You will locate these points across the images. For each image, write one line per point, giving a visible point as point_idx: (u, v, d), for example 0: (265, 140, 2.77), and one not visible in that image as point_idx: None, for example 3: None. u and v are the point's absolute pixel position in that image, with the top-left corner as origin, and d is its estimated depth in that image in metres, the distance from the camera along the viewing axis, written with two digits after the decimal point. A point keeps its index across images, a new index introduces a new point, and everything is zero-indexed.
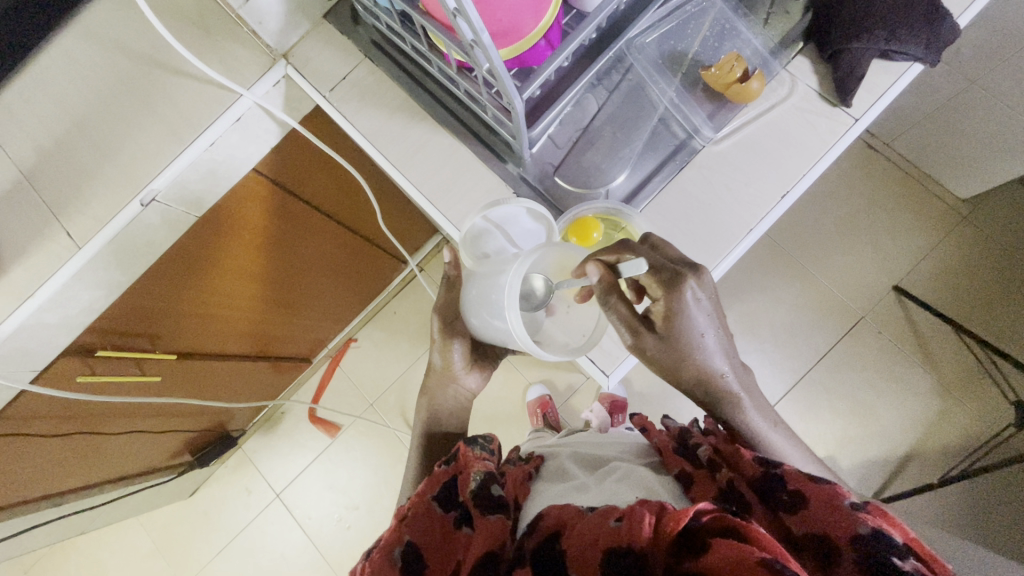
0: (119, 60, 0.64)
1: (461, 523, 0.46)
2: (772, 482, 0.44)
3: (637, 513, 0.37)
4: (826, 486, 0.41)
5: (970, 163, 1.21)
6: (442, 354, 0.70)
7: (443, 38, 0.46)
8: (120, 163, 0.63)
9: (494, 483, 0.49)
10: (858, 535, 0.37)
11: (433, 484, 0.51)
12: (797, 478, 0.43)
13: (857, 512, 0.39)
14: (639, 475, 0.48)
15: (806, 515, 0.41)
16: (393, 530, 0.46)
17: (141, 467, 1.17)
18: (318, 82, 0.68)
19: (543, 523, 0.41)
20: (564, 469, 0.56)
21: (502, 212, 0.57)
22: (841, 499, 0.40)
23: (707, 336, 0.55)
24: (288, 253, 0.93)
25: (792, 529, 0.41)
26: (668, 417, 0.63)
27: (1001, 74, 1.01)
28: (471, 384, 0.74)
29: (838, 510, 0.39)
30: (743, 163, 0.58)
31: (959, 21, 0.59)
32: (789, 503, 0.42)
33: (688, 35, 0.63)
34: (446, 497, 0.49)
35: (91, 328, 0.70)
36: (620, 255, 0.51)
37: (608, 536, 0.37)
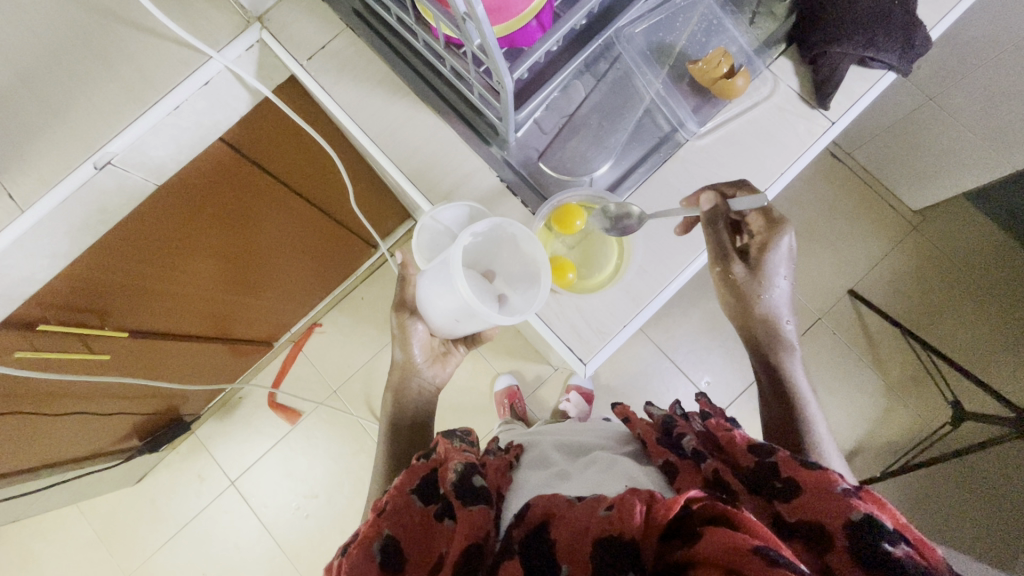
0: (74, 10, 0.59)
1: (442, 515, 0.45)
2: (765, 469, 0.45)
3: (627, 501, 0.37)
4: (818, 471, 0.42)
5: (923, 177, 1.28)
6: (402, 347, 0.69)
7: (432, 10, 0.44)
8: (72, 123, 0.58)
9: (475, 473, 0.47)
10: (849, 521, 0.38)
11: (412, 476, 0.49)
12: (790, 464, 0.44)
13: (849, 497, 0.40)
14: (623, 466, 0.48)
15: (799, 503, 0.42)
16: (371, 523, 0.45)
17: (83, 451, 1.10)
18: (294, 50, 0.65)
19: (530, 513, 0.41)
20: (544, 458, 0.55)
21: (449, 212, 0.60)
22: (833, 485, 0.41)
23: (781, 283, 0.64)
24: (255, 230, 0.90)
25: (785, 516, 0.42)
26: (650, 404, 0.64)
27: (956, 92, 1.08)
28: (434, 376, 0.73)
29: (831, 497, 0.40)
30: (724, 159, 0.59)
31: (932, 33, 0.61)
32: (782, 490, 0.43)
33: (676, 29, 0.63)
34: (425, 491, 0.48)
35: (33, 299, 0.64)
36: (740, 188, 0.56)
37: (598, 523, 0.37)
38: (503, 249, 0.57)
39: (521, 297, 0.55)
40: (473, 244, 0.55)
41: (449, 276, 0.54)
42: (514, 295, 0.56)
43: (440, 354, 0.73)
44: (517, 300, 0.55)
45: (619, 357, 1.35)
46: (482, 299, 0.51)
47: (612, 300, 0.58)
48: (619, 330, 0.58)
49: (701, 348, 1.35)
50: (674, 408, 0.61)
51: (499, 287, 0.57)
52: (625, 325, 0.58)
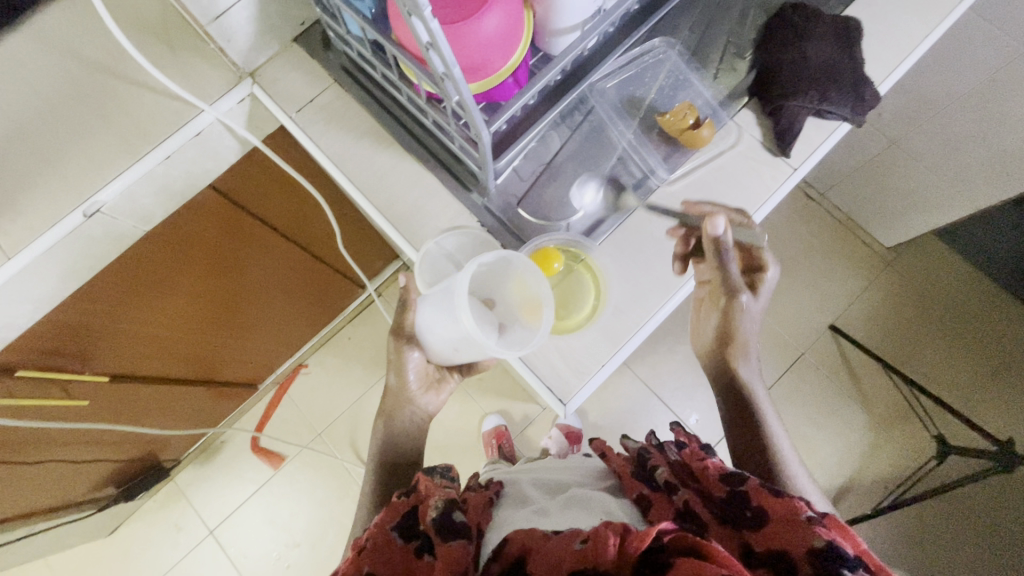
0: (74, 69, 0.63)
1: (422, 552, 0.44)
2: (737, 499, 0.45)
3: (602, 536, 0.37)
4: (787, 500, 0.43)
5: (894, 216, 1.33)
6: (397, 372, 0.69)
7: (415, 70, 0.48)
8: (64, 172, 0.60)
9: (455, 509, 0.47)
10: (812, 549, 0.39)
11: (393, 512, 0.49)
12: (761, 494, 0.44)
13: (814, 525, 0.40)
14: (599, 501, 0.48)
15: (767, 533, 0.42)
16: (351, 563, 0.44)
17: (56, 500, 1.07)
18: (283, 103, 0.68)
19: (509, 547, 0.41)
20: (523, 496, 0.55)
21: (455, 240, 0.63)
22: (799, 513, 0.41)
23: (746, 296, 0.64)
24: (241, 273, 0.91)
25: (754, 546, 0.42)
26: (626, 437, 0.64)
27: (916, 137, 1.14)
28: (428, 405, 0.72)
29: (795, 524, 0.41)
30: (695, 204, 0.62)
31: (880, 87, 0.65)
32: (751, 521, 0.43)
33: (645, 83, 0.67)
34: (406, 526, 0.47)
35: (13, 345, 0.65)
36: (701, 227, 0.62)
37: (572, 558, 0.36)
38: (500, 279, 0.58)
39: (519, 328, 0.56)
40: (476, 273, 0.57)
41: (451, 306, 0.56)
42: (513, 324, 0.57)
43: (436, 381, 0.72)
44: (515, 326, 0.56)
45: (607, 394, 1.35)
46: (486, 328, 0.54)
47: (591, 340, 0.59)
48: (598, 368, 0.59)
49: (688, 385, 1.36)
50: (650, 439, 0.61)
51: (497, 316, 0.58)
52: (603, 365, 0.59)
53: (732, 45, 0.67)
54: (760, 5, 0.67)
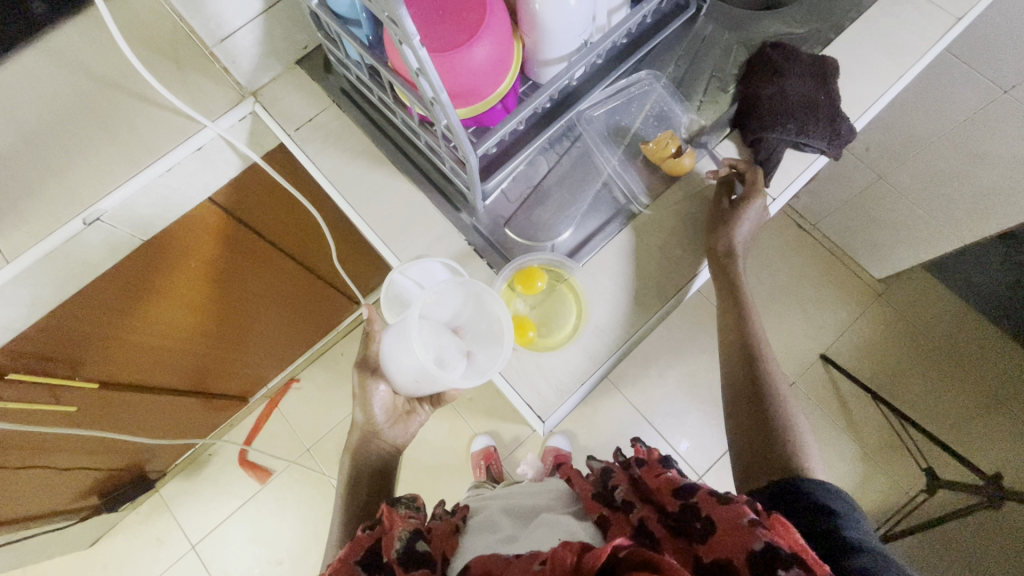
0: (87, 86, 0.66)
1: None
2: (687, 509, 0.45)
3: (558, 554, 0.37)
4: (731, 505, 0.43)
5: (885, 248, 1.34)
6: (363, 409, 0.70)
7: (406, 93, 0.51)
8: (66, 182, 0.62)
9: (419, 538, 0.48)
10: (751, 552, 0.40)
11: (356, 548, 0.48)
12: (708, 501, 0.44)
13: (755, 528, 0.41)
14: (564, 523, 0.48)
15: (715, 542, 0.42)
16: None
17: (38, 507, 1.06)
18: (284, 121, 0.70)
19: None
20: (492, 520, 0.54)
21: (419, 268, 0.62)
22: (742, 517, 0.42)
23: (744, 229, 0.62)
24: (236, 284, 0.93)
25: (702, 557, 0.42)
26: (593, 458, 0.63)
27: (903, 171, 1.17)
28: (395, 438, 0.73)
29: (738, 529, 0.41)
30: (676, 228, 0.64)
31: (857, 123, 0.67)
32: (700, 531, 0.43)
33: (631, 113, 0.69)
34: (372, 561, 0.46)
35: (5, 349, 0.67)
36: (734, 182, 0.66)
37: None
38: (464, 307, 0.60)
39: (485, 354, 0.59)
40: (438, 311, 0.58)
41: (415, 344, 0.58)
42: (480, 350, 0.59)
43: (403, 414, 0.74)
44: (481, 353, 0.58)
45: (597, 417, 1.35)
46: (448, 362, 0.57)
47: (569, 358, 0.60)
48: (578, 387, 0.59)
49: (679, 411, 1.35)
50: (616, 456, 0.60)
51: (466, 343, 0.60)
52: (583, 383, 0.60)
53: (715, 78, 0.70)
54: (743, 42, 0.71)
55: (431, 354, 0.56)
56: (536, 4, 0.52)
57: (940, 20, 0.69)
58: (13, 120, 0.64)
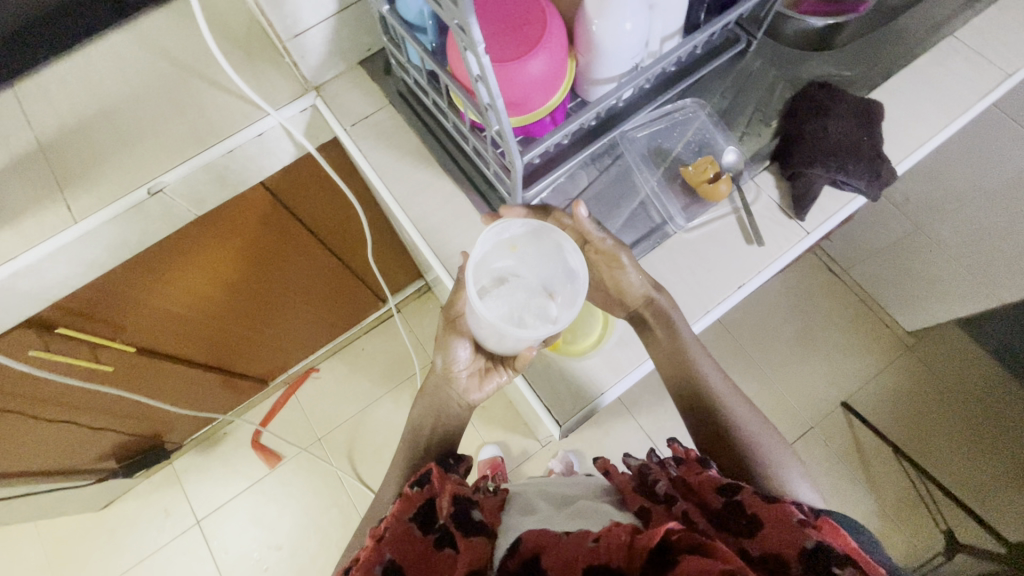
0: (168, 70, 0.71)
1: (442, 543, 0.46)
2: (732, 508, 0.45)
3: (613, 531, 0.40)
4: (778, 505, 0.44)
5: (918, 300, 1.32)
6: (443, 354, 0.64)
7: (462, 98, 0.54)
8: (137, 154, 0.67)
9: (473, 507, 0.49)
10: (804, 548, 0.40)
11: (409, 505, 0.50)
12: (754, 501, 0.45)
13: (804, 527, 0.42)
14: (604, 510, 0.49)
15: (762, 536, 0.43)
16: (373, 548, 0.45)
17: (61, 463, 1.11)
18: (341, 116, 0.74)
19: (522, 545, 0.42)
20: (529, 505, 0.54)
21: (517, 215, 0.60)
22: (790, 515, 0.43)
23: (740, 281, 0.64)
24: (275, 268, 0.97)
25: (749, 550, 0.42)
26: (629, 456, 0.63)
27: (944, 226, 1.19)
28: (471, 391, 0.66)
29: (787, 526, 0.42)
30: (707, 253, 0.65)
31: (899, 166, 0.68)
32: (748, 527, 0.44)
33: (673, 138, 0.72)
34: (424, 518, 0.48)
35: (58, 303, 0.71)
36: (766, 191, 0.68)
37: (586, 554, 0.39)
38: (559, 264, 0.55)
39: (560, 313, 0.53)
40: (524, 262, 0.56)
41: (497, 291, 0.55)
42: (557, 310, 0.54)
43: (483, 369, 0.66)
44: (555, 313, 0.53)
45: (607, 440, 1.34)
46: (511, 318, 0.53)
47: (591, 368, 0.62)
48: (598, 395, 0.60)
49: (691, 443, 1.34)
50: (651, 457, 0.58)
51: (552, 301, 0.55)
52: (603, 394, 0.61)
53: (759, 112, 0.72)
54: (790, 80, 0.72)
55: (493, 292, 0.55)
56: (594, 25, 0.54)
57: (990, 75, 0.70)
58: (100, 96, 0.70)
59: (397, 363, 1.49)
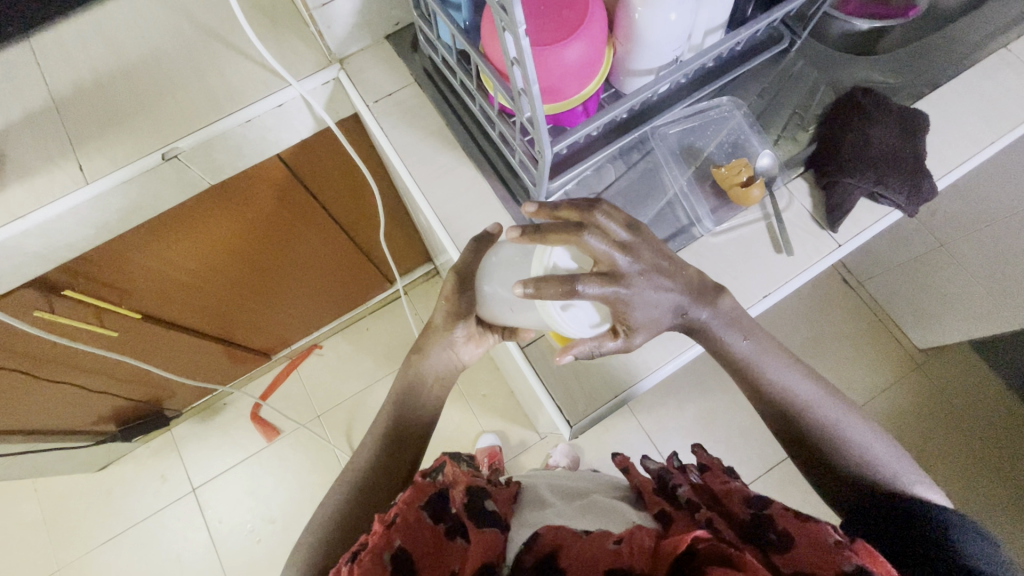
0: (190, 33, 0.69)
1: (453, 534, 0.45)
2: (762, 522, 0.45)
3: (636, 536, 0.39)
4: (811, 524, 0.43)
5: (932, 318, 1.30)
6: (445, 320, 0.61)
7: (494, 81, 0.51)
8: (153, 116, 0.65)
9: (486, 497, 0.48)
10: (841, 572, 0.38)
11: (420, 492, 0.49)
12: (786, 517, 0.44)
13: (843, 550, 0.40)
14: (617, 508, 0.49)
15: (793, 555, 0.42)
16: (382, 532, 0.44)
17: (61, 423, 1.10)
18: (364, 92, 0.72)
19: (538, 542, 0.42)
20: (541, 498, 0.53)
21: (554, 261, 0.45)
22: (825, 537, 0.41)
23: (774, 288, 0.62)
24: (286, 241, 0.96)
25: (779, 567, 0.41)
26: (644, 457, 0.62)
27: (967, 244, 1.16)
28: None
29: (823, 548, 0.41)
30: (733, 258, 0.63)
31: (939, 182, 0.65)
32: (777, 542, 0.43)
33: (706, 137, 0.69)
34: (435, 507, 0.47)
35: (65, 265, 0.70)
36: (798, 199, 0.65)
37: (608, 555, 0.38)
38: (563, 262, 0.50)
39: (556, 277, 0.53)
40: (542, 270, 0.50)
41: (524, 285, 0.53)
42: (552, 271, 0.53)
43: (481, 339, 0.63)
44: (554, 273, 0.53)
45: (607, 437, 1.34)
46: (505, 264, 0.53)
47: (608, 370, 0.60)
48: (611, 397, 0.59)
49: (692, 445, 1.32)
50: (672, 459, 0.59)
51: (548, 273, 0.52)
52: (616, 396, 0.59)
53: (797, 116, 0.69)
54: (831, 84, 0.69)
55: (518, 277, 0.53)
56: (637, 12, 0.52)
57: None
58: (118, 55, 0.68)
59: (401, 345, 1.48)
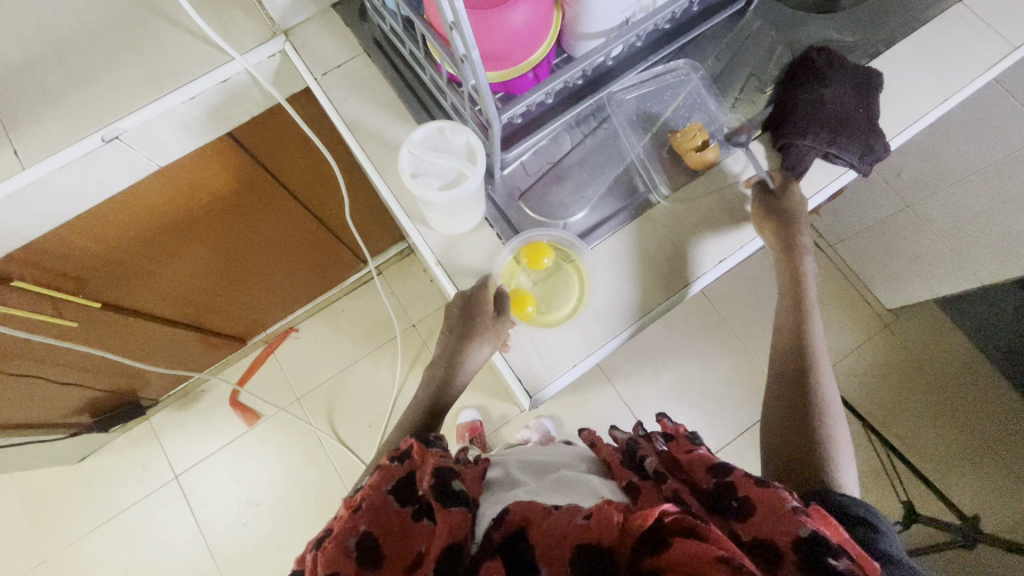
0: (125, 7, 0.66)
1: (420, 516, 0.46)
2: (722, 489, 0.46)
3: (604, 510, 0.40)
4: (771, 489, 0.44)
5: (899, 278, 1.33)
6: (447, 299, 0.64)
7: (437, 48, 0.50)
8: (90, 96, 0.62)
9: (453, 478, 0.47)
10: (798, 537, 0.40)
11: (386, 477, 0.49)
12: (746, 483, 0.45)
13: (798, 515, 0.42)
14: (589, 484, 0.49)
15: (753, 521, 0.43)
16: (348, 519, 0.45)
17: (33, 417, 1.09)
18: (312, 64, 0.69)
19: (506, 519, 0.42)
20: (512, 479, 0.53)
21: (449, 134, 0.55)
22: (784, 503, 0.42)
23: (726, 256, 0.62)
24: (250, 224, 0.94)
25: (739, 533, 0.43)
26: (616, 428, 0.63)
27: (931, 205, 1.19)
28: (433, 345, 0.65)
29: (780, 513, 0.42)
30: (691, 224, 0.63)
31: (893, 141, 0.65)
32: (738, 509, 0.44)
33: (663, 101, 0.68)
34: (402, 491, 0.48)
35: (12, 255, 0.68)
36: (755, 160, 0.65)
37: (575, 531, 0.39)
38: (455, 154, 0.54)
39: (436, 167, 0.54)
40: (440, 153, 0.54)
41: (434, 178, 0.54)
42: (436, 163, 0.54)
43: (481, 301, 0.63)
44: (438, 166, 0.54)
45: (586, 407, 1.36)
46: (428, 138, 0.55)
47: (567, 341, 0.60)
48: (569, 367, 0.59)
49: (668, 410, 1.36)
50: (639, 430, 0.60)
51: (439, 166, 0.54)
52: (575, 365, 0.59)
53: (754, 78, 0.68)
54: (789, 44, 0.69)
55: (427, 177, 0.54)
56: None
57: (996, 48, 0.67)
58: (47, 31, 0.64)
59: (378, 325, 1.47)
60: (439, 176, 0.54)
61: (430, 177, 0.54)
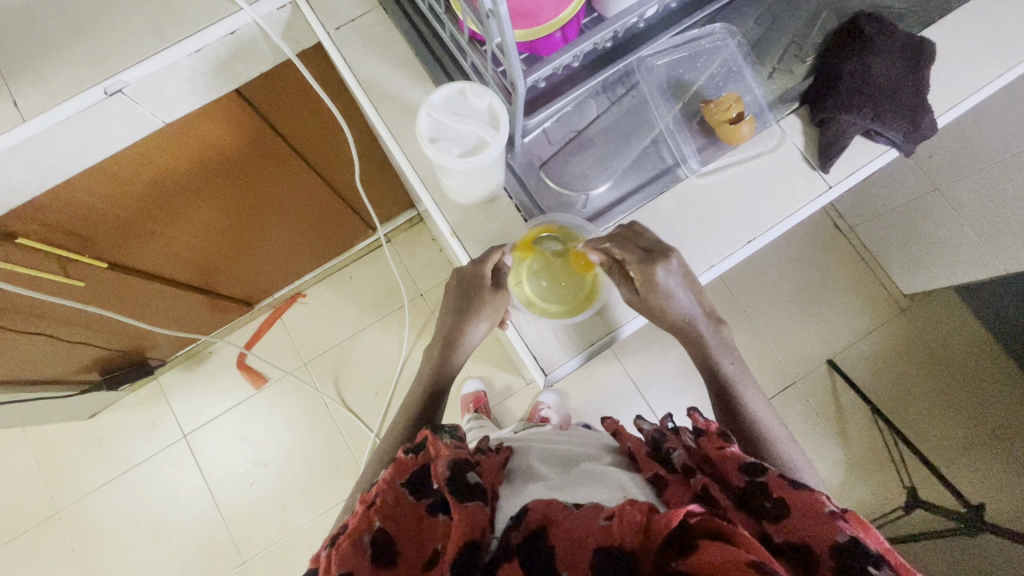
0: None
1: (434, 510, 0.45)
2: (755, 487, 0.46)
3: (629, 511, 0.39)
4: (805, 493, 0.44)
5: (920, 263, 1.29)
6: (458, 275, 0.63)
7: (461, 3, 0.46)
8: (92, 45, 0.59)
9: (468, 470, 0.46)
10: (836, 543, 0.40)
11: (400, 471, 0.49)
12: (780, 484, 0.45)
13: (836, 520, 0.41)
14: (613, 476, 0.48)
15: (788, 523, 0.43)
16: (362, 516, 0.45)
17: (43, 374, 1.09)
18: (324, 18, 0.66)
19: (527, 517, 0.42)
20: (532, 469, 0.52)
21: (471, 97, 0.51)
22: (821, 507, 0.42)
23: (754, 237, 0.59)
24: (257, 185, 0.91)
25: (772, 535, 0.43)
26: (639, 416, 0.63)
27: (961, 187, 1.16)
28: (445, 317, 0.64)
29: (818, 518, 0.42)
30: (719, 201, 0.59)
31: (939, 120, 0.61)
32: (770, 511, 0.44)
33: (696, 68, 0.64)
34: (416, 483, 0.48)
35: (16, 213, 0.66)
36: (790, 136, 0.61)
37: (597, 534, 0.39)
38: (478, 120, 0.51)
39: (458, 134, 0.51)
40: (462, 118, 0.51)
41: (455, 145, 0.51)
42: (458, 129, 0.51)
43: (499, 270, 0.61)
44: (460, 132, 0.51)
45: (592, 382, 1.35)
46: (449, 100, 0.52)
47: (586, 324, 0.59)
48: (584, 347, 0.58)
49: (674, 389, 1.35)
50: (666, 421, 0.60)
51: (461, 131, 0.51)
52: (589, 346, 0.58)
53: (794, 45, 0.65)
54: (834, 9, 0.65)
55: (448, 143, 0.51)
56: None
57: None
58: None
59: (385, 293, 1.46)
60: (460, 143, 0.51)
61: (451, 144, 0.51)
